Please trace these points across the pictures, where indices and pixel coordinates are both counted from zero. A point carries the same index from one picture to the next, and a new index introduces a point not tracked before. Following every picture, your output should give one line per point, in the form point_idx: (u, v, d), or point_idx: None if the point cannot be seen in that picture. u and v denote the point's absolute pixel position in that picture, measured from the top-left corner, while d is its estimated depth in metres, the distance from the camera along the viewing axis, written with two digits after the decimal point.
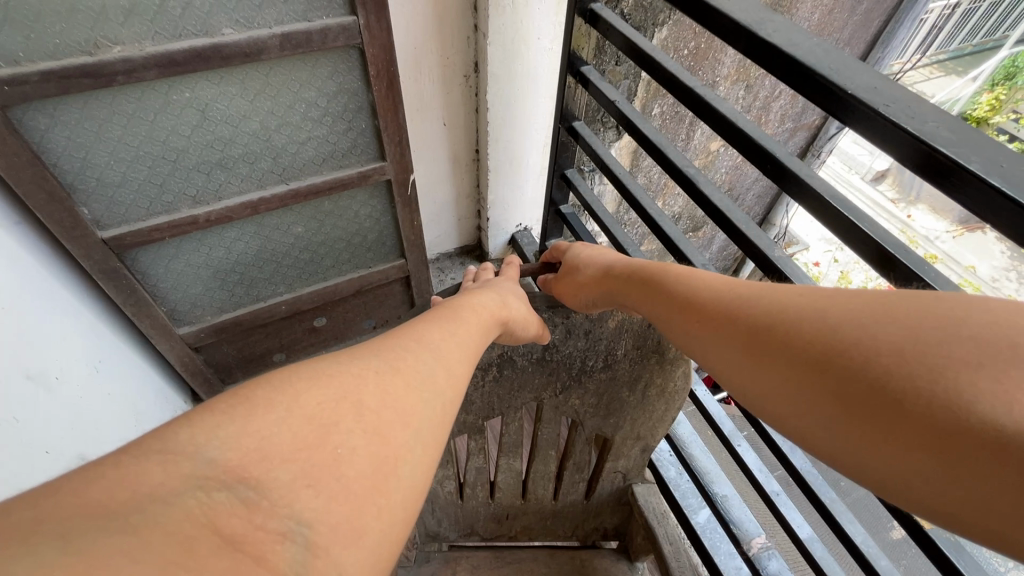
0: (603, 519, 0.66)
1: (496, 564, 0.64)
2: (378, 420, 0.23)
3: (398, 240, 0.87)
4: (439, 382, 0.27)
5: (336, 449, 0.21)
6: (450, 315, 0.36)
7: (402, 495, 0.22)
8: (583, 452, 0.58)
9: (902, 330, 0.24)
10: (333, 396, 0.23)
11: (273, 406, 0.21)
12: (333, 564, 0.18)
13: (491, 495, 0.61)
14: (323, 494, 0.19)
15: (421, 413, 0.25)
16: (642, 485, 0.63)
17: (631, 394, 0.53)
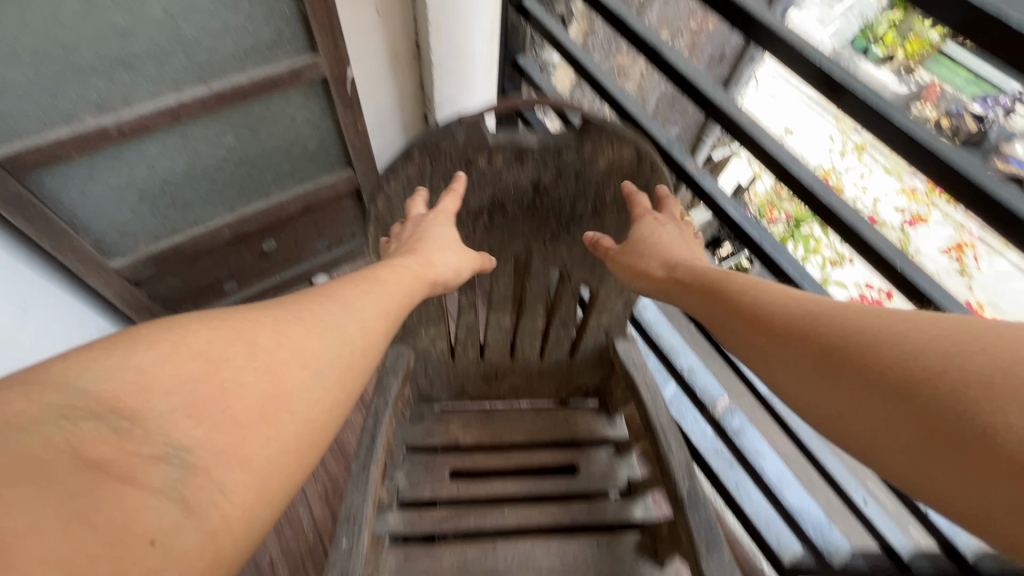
0: (584, 379, 0.71)
1: (484, 420, 0.71)
2: (271, 361, 0.30)
3: (341, 148, 1.04)
4: (348, 330, 0.35)
5: (223, 383, 0.28)
6: (375, 271, 0.44)
7: (294, 426, 0.30)
8: (569, 308, 0.64)
9: (987, 360, 0.27)
10: (224, 338, 0.30)
11: (160, 344, 0.28)
12: (208, 475, 0.26)
13: (481, 355, 0.68)
14: (202, 424, 0.26)
15: (322, 357, 0.33)
16: (624, 342, 0.67)
17: (621, 237, 0.58)
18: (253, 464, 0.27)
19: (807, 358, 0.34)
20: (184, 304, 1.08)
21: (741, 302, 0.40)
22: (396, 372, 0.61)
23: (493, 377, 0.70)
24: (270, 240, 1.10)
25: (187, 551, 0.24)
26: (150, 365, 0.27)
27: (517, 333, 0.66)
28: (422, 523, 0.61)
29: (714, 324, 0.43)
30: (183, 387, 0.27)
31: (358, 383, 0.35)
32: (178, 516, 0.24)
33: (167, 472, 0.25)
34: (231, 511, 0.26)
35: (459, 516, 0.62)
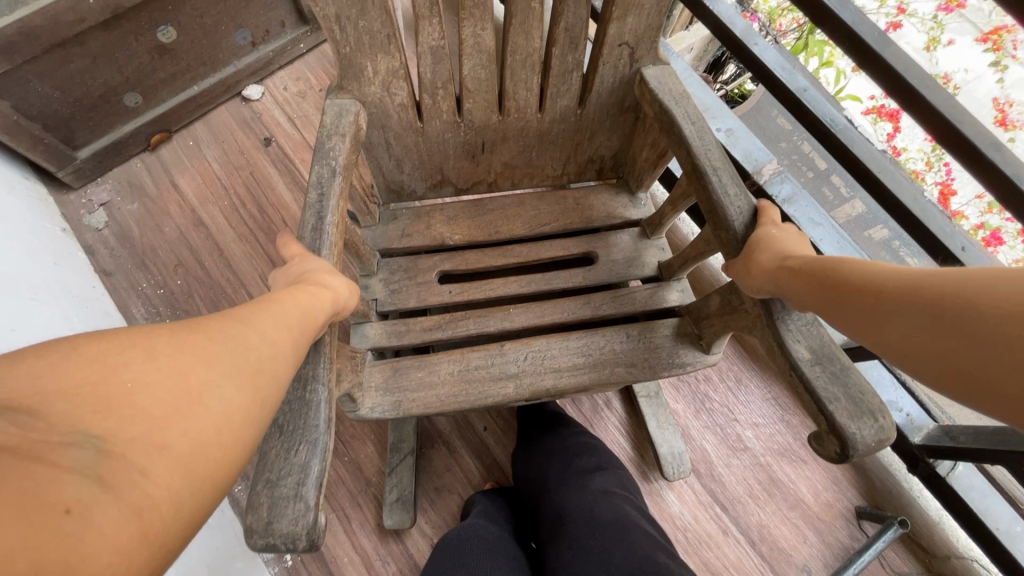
0: (602, 141, 0.84)
1: (475, 211, 0.89)
2: (174, 363, 0.33)
3: None
4: (252, 340, 0.39)
5: (124, 384, 0.30)
6: (269, 292, 0.46)
7: (207, 417, 0.32)
8: (577, 10, 0.68)
9: None
10: (119, 346, 0.32)
11: (50, 355, 0.30)
12: (121, 459, 0.28)
13: (458, 114, 0.77)
14: (109, 417, 0.29)
15: (228, 360, 0.36)
16: (654, 73, 0.71)
17: None
18: (172, 452, 0.30)
19: (942, 331, 0.40)
20: (74, 118, 1.13)
21: (859, 281, 0.47)
22: (341, 132, 0.66)
23: (478, 153, 0.83)
24: (166, 27, 1.12)
25: (109, 520, 0.26)
26: (47, 370, 0.29)
27: (511, 62, 0.72)
28: (408, 335, 0.82)
29: (839, 312, 0.48)
30: (82, 387, 0.29)
31: (268, 388, 0.38)
32: (95, 489, 0.27)
33: (81, 454, 0.27)
34: (154, 488, 0.29)
35: (457, 324, 0.83)
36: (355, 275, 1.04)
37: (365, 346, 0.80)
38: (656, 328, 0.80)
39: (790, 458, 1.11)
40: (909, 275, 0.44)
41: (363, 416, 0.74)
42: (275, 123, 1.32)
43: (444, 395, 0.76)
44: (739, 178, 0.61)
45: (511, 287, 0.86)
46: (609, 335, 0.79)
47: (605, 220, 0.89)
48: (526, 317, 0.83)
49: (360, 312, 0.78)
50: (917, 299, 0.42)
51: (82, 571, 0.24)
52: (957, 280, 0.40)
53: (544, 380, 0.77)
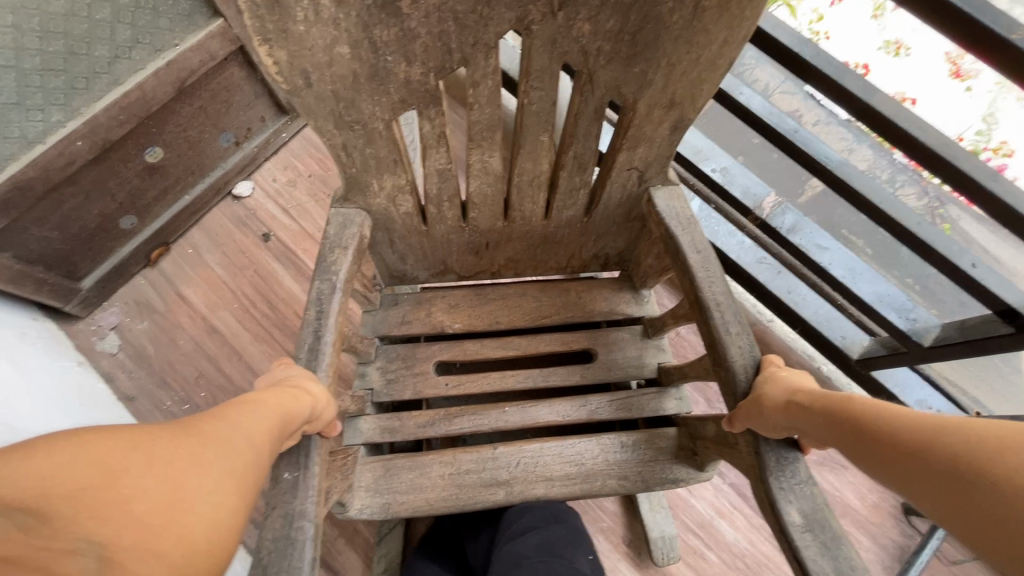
0: (608, 243, 0.87)
1: (476, 300, 0.91)
2: (167, 470, 0.36)
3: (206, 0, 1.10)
4: (237, 448, 0.42)
5: (123, 489, 0.33)
6: (251, 397, 0.49)
7: (198, 522, 0.35)
8: (587, 142, 0.70)
9: None
10: (120, 449, 0.35)
11: (56, 454, 0.32)
12: (120, 563, 0.31)
13: (464, 219, 0.80)
14: (108, 523, 0.31)
15: (217, 467, 0.39)
16: (665, 194, 0.74)
17: (676, 17, 0.55)
18: (167, 558, 0.33)
19: (971, 501, 0.38)
20: (73, 254, 1.16)
21: (873, 427, 0.46)
22: (343, 245, 0.69)
23: (482, 249, 0.86)
24: (152, 148, 1.17)
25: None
26: (52, 470, 0.31)
27: (517, 182, 0.74)
28: (402, 432, 0.83)
29: (865, 463, 0.47)
30: (83, 491, 0.32)
31: (249, 489, 0.41)
32: None
33: (84, 562, 0.30)
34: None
35: (452, 420, 0.85)
36: (351, 362, 1.05)
37: (358, 442, 0.82)
38: (650, 436, 0.83)
39: (832, 467, 1.15)
40: (928, 421, 0.43)
41: (352, 517, 0.77)
42: (270, 216, 1.39)
43: (432, 497, 0.79)
44: (741, 314, 0.64)
45: (508, 382, 0.87)
46: (603, 444, 0.83)
47: (606, 315, 0.90)
48: (522, 416, 0.85)
49: (352, 410, 0.79)
50: (931, 451, 0.41)
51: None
52: (975, 437, 0.40)
53: (534, 487, 0.81)
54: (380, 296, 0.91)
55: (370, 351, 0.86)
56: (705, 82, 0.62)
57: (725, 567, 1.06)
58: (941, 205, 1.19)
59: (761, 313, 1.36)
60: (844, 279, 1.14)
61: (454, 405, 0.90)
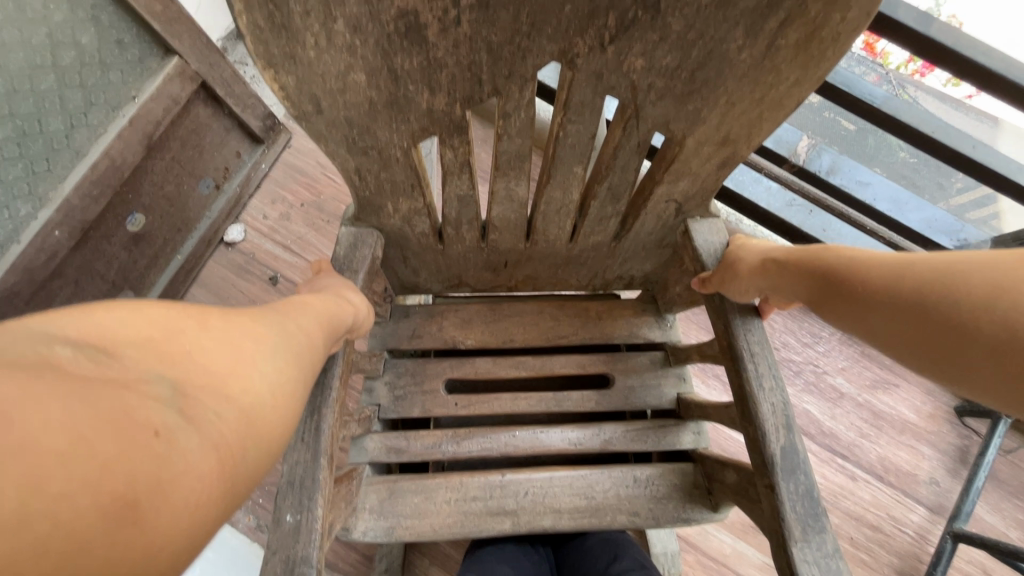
0: (633, 267, 0.83)
1: (492, 315, 0.89)
2: (227, 332, 0.39)
3: (154, 35, 1.00)
4: (289, 329, 0.45)
5: (185, 346, 0.35)
6: (295, 300, 0.52)
7: (262, 381, 0.38)
8: (625, 175, 0.59)
9: (995, 275, 0.40)
10: (179, 309, 0.37)
11: (117, 310, 0.34)
12: (195, 400, 0.33)
13: (482, 241, 0.72)
14: (181, 368, 0.33)
15: (268, 334, 0.42)
16: (700, 227, 0.69)
17: (743, 47, 0.42)
18: (238, 404, 0.35)
19: (868, 303, 0.47)
20: None
21: (814, 262, 0.54)
22: (354, 268, 0.63)
23: (500, 268, 0.80)
24: (134, 216, 1.11)
25: (189, 448, 0.30)
26: (114, 322, 0.33)
27: (543, 210, 0.65)
28: (409, 452, 0.81)
29: (807, 294, 0.55)
30: (149, 341, 0.33)
31: (302, 368, 0.44)
32: (179, 420, 0.31)
33: (160, 390, 0.31)
34: (225, 430, 0.33)
35: (461, 441, 0.82)
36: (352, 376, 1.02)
37: (364, 461, 0.79)
38: (663, 471, 0.79)
39: (837, 467, 1.19)
40: (850, 253, 0.51)
41: (355, 539, 0.74)
42: (272, 257, 1.28)
43: (437, 523, 0.76)
44: (776, 368, 0.63)
45: (520, 405, 0.85)
46: (615, 477, 0.79)
47: (626, 338, 0.88)
48: (531, 440, 0.83)
49: (358, 430, 0.76)
50: (844, 272, 0.50)
51: (171, 491, 0.28)
52: (916, 264, 0.44)
53: (541, 517, 0.78)
54: (391, 307, 0.88)
55: (379, 364, 0.83)
56: (767, 122, 0.50)
57: None
58: (902, 88, 1.27)
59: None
60: (891, 213, 1.18)
61: (463, 425, 0.87)
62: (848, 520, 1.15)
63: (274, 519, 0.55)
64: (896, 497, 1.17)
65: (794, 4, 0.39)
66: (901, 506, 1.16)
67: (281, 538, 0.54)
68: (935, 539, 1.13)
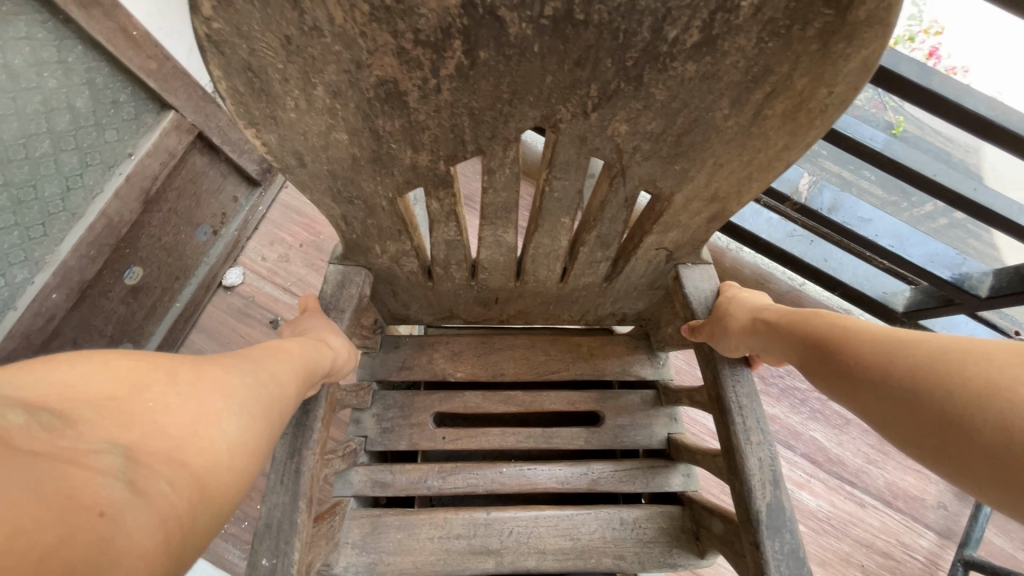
0: (626, 306, 0.82)
1: (483, 348, 0.89)
2: (194, 389, 0.40)
3: (149, 93, 1.06)
4: (262, 380, 0.46)
5: (146, 404, 0.37)
6: (274, 346, 0.53)
7: (225, 441, 0.39)
8: (613, 224, 0.59)
9: (980, 363, 0.40)
10: (146, 366, 0.39)
11: (77, 367, 0.37)
12: (148, 468, 0.33)
13: (473, 278, 0.72)
14: (137, 433, 0.35)
15: (239, 387, 0.43)
16: (690, 271, 0.70)
17: (729, 116, 0.42)
18: (192, 467, 0.36)
19: (857, 378, 0.47)
20: None
21: (810, 328, 0.55)
22: (340, 307, 0.64)
23: (491, 303, 0.80)
24: (132, 269, 1.11)
25: (136, 523, 0.30)
26: (77, 381, 0.36)
27: (532, 254, 0.66)
28: (394, 487, 0.80)
29: (799, 358, 0.55)
30: (107, 400, 0.35)
31: (269, 423, 0.44)
32: (128, 492, 0.31)
33: (110, 460, 0.32)
34: (175, 500, 0.33)
35: (447, 476, 0.81)
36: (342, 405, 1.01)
37: (348, 494, 0.79)
38: (651, 514, 0.78)
39: (846, 493, 1.17)
40: (845, 323, 0.52)
41: None
42: (272, 300, 1.29)
43: (421, 561, 0.75)
44: (763, 420, 0.63)
45: (508, 440, 0.84)
46: (602, 518, 0.78)
47: (618, 375, 0.88)
48: (518, 476, 0.82)
49: (342, 465, 0.76)
50: (837, 342, 0.50)
51: (115, 569, 0.28)
52: (918, 347, 0.44)
53: (526, 558, 0.77)
54: (381, 337, 0.88)
55: (367, 396, 0.83)
56: (754, 182, 0.50)
57: (815, 533, 1.14)
58: None
59: (792, 280, 1.35)
60: (893, 249, 1.16)
61: (451, 459, 0.87)
62: (859, 548, 1.13)
63: (250, 563, 0.55)
64: (906, 522, 1.15)
65: (780, 78, 0.39)
66: (910, 531, 1.14)
67: None
68: (945, 564, 1.12)
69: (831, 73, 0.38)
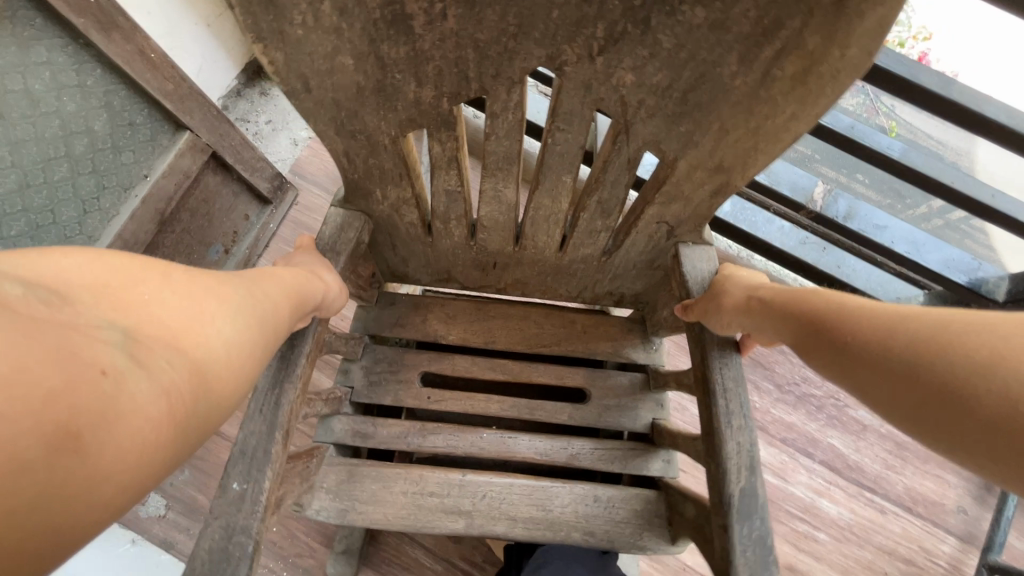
0: (624, 287, 0.81)
1: (478, 315, 0.89)
2: (191, 288, 0.39)
3: (165, 112, 1.01)
4: (255, 296, 0.46)
5: (141, 295, 0.36)
6: (269, 273, 0.53)
7: (226, 339, 0.39)
8: (615, 190, 0.58)
9: (983, 334, 0.39)
10: (141, 262, 0.38)
11: (73, 256, 0.35)
12: (149, 348, 0.34)
13: (472, 238, 0.72)
14: (134, 317, 0.34)
15: (234, 294, 0.43)
16: (689, 252, 0.69)
17: (739, 74, 0.42)
18: (194, 354, 0.36)
19: (853, 354, 0.46)
20: None
21: (806, 306, 0.53)
22: (336, 249, 0.64)
23: (489, 268, 0.80)
24: None
25: (139, 391, 0.31)
26: (71, 268, 0.35)
27: (532, 216, 0.65)
28: (375, 439, 0.81)
29: (795, 337, 0.54)
30: (104, 288, 0.35)
31: (266, 333, 0.45)
32: (129, 364, 0.32)
33: (110, 336, 0.32)
34: (178, 379, 0.34)
35: (427, 435, 0.82)
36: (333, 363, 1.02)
37: (329, 441, 0.79)
38: (626, 496, 0.78)
39: (867, 500, 1.15)
40: (841, 300, 0.51)
41: (309, 517, 0.74)
42: None
43: (391, 514, 0.76)
44: (747, 407, 0.62)
45: (491, 407, 0.84)
46: (576, 494, 0.78)
47: (609, 356, 0.87)
48: (498, 444, 0.82)
49: (325, 412, 0.77)
50: (834, 318, 0.49)
51: (115, 427, 0.30)
52: (917, 320, 0.43)
53: (495, 524, 0.77)
54: (377, 293, 0.88)
55: (358, 348, 0.84)
56: (760, 156, 0.49)
57: (837, 543, 1.12)
58: None
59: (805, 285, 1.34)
60: (909, 255, 1.16)
61: (434, 421, 0.87)
62: (882, 555, 1.11)
63: (221, 486, 0.56)
64: (927, 529, 1.13)
65: (791, 34, 0.38)
66: (933, 537, 1.13)
67: (225, 505, 0.55)
68: (969, 568, 1.11)
69: (843, 35, 0.37)
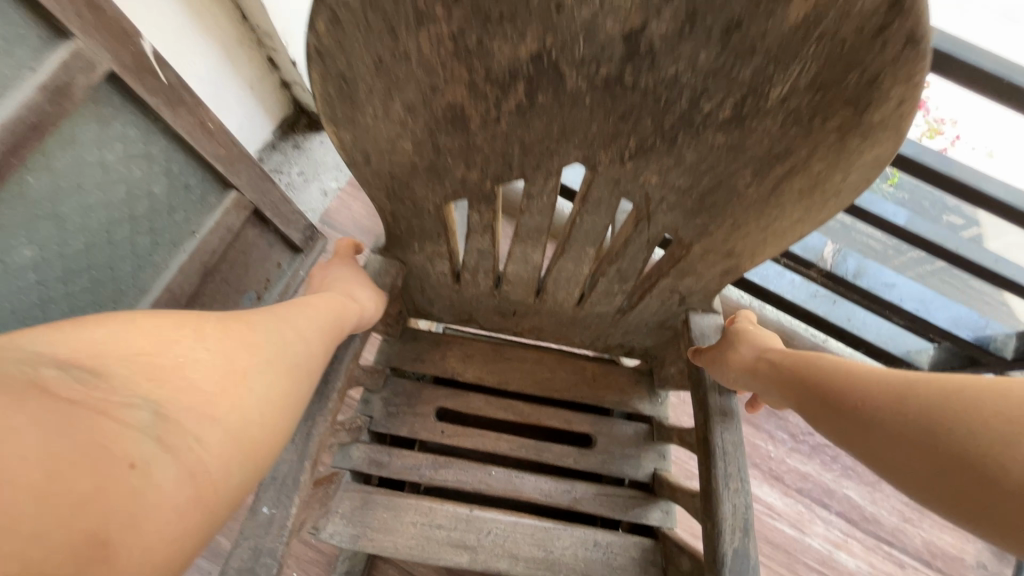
0: (634, 340, 0.86)
1: (494, 355, 0.94)
2: (222, 356, 0.45)
3: (217, 175, 1.05)
4: (288, 347, 0.52)
5: (174, 359, 0.42)
6: (299, 300, 0.59)
7: (248, 398, 0.45)
8: (634, 261, 0.64)
9: (983, 403, 0.44)
10: (170, 329, 0.44)
11: (107, 325, 0.41)
12: (177, 420, 0.39)
13: (496, 288, 0.77)
14: (164, 388, 0.40)
15: (263, 352, 0.49)
16: (698, 319, 0.74)
17: (749, 184, 0.47)
18: (215, 424, 0.42)
19: (863, 417, 0.51)
20: None
21: (814, 369, 0.58)
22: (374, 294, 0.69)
23: (509, 314, 0.85)
24: None
25: (164, 479, 0.37)
26: (107, 338, 0.40)
27: (555, 275, 0.71)
28: (389, 468, 0.85)
29: (801, 397, 0.59)
30: (138, 358, 0.40)
31: (291, 385, 0.50)
32: (156, 449, 0.37)
33: (141, 414, 0.37)
34: (202, 457, 0.40)
35: (438, 468, 0.86)
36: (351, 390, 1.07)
37: (345, 467, 0.84)
38: (625, 542, 0.81)
39: (885, 552, 1.17)
40: (848, 364, 0.55)
41: (323, 539, 0.77)
42: None
43: (400, 543, 0.79)
44: (745, 470, 0.66)
45: (501, 446, 0.88)
46: (577, 536, 0.82)
47: (616, 404, 0.92)
48: (505, 482, 0.87)
49: (345, 441, 0.81)
50: (842, 383, 0.54)
51: (146, 519, 0.35)
52: (920, 388, 0.48)
53: (497, 560, 0.80)
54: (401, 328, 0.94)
55: (380, 380, 0.89)
56: (769, 246, 0.54)
57: None
58: None
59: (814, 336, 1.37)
60: (919, 313, 1.18)
61: (445, 454, 0.91)
62: None
63: (252, 509, 0.61)
64: None
65: (800, 159, 0.44)
66: None
67: (254, 527, 0.59)
68: None
69: (846, 163, 0.43)
